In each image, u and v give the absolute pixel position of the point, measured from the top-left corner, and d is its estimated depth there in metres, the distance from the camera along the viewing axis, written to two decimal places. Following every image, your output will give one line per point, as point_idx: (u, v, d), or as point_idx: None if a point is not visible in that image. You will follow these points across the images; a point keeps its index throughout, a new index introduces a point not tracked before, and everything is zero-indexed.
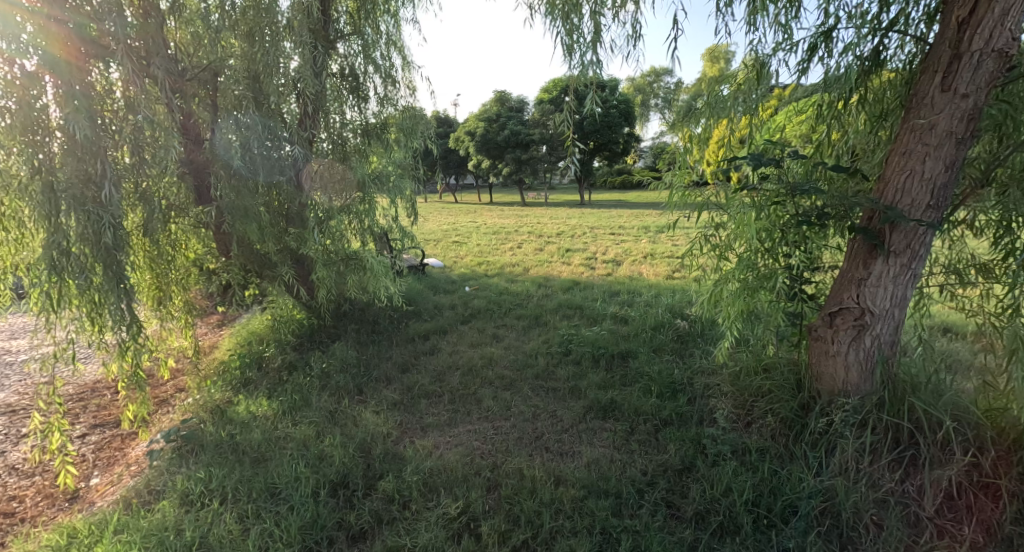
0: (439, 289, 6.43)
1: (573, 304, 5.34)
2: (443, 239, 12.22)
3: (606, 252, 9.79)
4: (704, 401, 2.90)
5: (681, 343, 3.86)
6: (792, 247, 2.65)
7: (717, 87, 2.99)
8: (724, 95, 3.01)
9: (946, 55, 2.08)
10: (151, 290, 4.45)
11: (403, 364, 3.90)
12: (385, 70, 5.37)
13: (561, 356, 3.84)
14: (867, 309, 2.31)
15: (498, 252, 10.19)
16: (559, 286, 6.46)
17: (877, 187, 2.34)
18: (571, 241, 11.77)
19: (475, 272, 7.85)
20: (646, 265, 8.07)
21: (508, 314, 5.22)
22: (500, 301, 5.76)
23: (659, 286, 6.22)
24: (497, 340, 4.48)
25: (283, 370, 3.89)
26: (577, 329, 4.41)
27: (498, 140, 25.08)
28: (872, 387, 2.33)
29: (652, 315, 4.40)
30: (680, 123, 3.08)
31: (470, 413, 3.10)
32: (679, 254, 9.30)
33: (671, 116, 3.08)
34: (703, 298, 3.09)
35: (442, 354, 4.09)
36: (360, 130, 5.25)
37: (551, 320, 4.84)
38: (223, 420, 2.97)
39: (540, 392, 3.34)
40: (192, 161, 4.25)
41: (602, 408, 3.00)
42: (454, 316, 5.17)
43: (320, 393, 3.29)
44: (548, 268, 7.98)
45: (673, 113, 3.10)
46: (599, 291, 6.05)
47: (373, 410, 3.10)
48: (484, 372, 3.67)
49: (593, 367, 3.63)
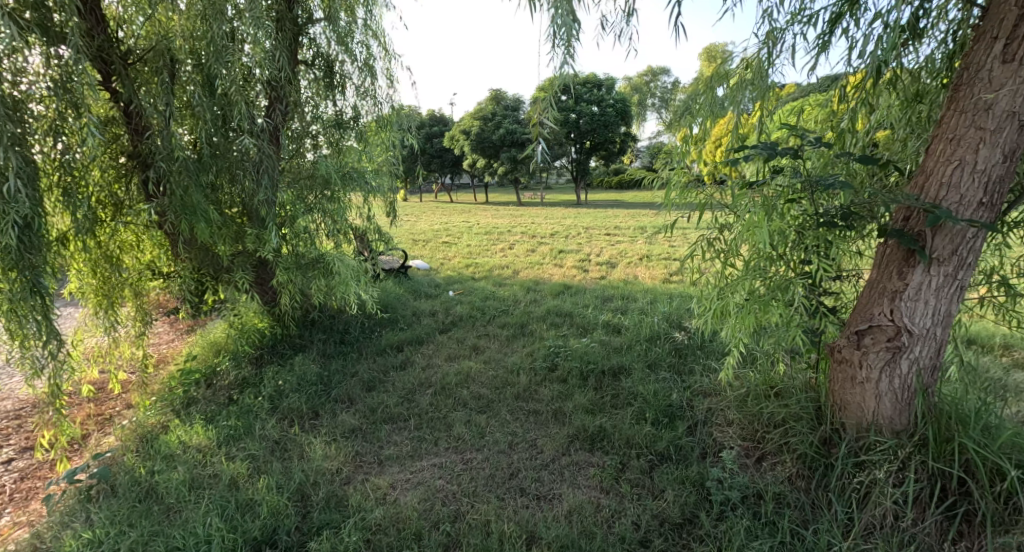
0: (420, 293, 6.03)
1: (563, 311, 4.94)
2: (433, 240, 11.81)
3: (600, 254, 9.38)
4: (708, 430, 2.50)
5: (679, 357, 3.46)
6: (812, 252, 2.26)
7: (712, 88, 2.60)
8: (720, 96, 2.62)
9: (1010, 17, 1.70)
10: (95, 295, 4.03)
11: (370, 382, 3.49)
12: (362, 59, 4.96)
13: (545, 371, 3.44)
14: (904, 328, 1.91)
15: (488, 253, 9.76)
16: (549, 290, 6.05)
17: (914, 181, 1.95)
18: (565, 241, 11.39)
19: (461, 274, 7.43)
20: (642, 268, 7.68)
21: (492, 322, 4.81)
22: (485, 307, 5.35)
23: (655, 291, 5.82)
24: (476, 352, 4.07)
25: (234, 389, 3.47)
26: (565, 340, 4.01)
27: (493, 139, 24.69)
28: (909, 422, 1.94)
29: (646, 326, 4.00)
30: (677, 124, 2.69)
31: (438, 442, 2.70)
32: (678, 255, 8.92)
33: (668, 117, 2.75)
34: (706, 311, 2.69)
35: (413, 370, 3.69)
36: (333, 124, 4.89)
37: (538, 330, 4.43)
38: (147, 453, 2.57)
39: (520, 415, 2.94)
40: (136, 155, 3.83)
41: (588, 437, 2.60)
42: (433, 325, 4.75)
43: (267, 418, 2.89)
44: (538, 271, 7.58)
45: (672, 113, 2.78)
46: (591, 296, 5.65)
47: (325, 439, 2.70)
48: (458, 391, 3.27)
49: (581, 385, 3.23)
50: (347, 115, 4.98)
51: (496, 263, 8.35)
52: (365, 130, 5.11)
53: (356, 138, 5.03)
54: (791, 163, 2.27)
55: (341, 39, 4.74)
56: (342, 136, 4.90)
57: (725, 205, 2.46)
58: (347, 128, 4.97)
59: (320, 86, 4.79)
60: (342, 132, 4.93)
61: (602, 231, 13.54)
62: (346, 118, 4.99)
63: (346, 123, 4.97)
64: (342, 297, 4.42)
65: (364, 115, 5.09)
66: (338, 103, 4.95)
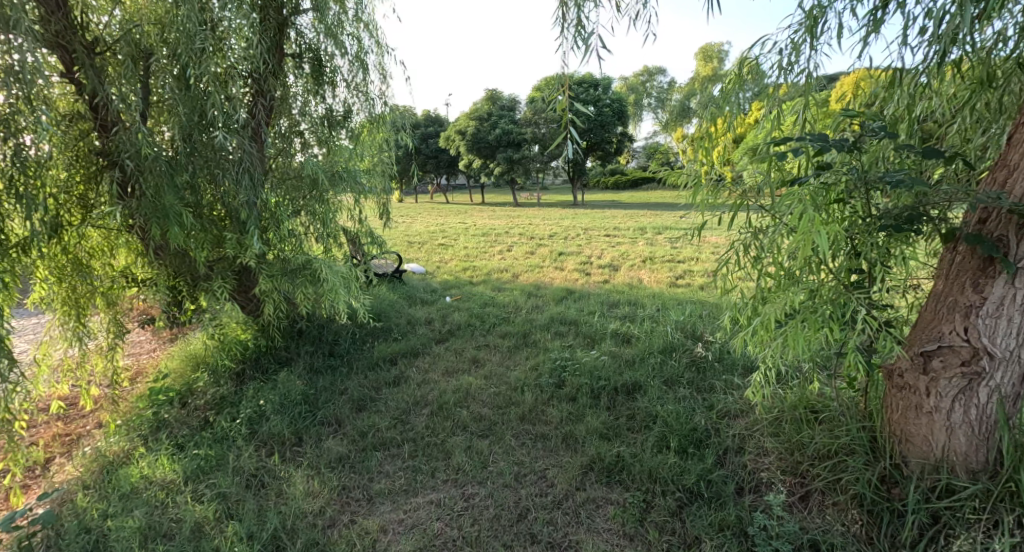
0: (416, 299, 5.73)
1: (567, 319, 4.65)
2: (429, 242, 11.50)
3: (601, 256, 9.09)
4: (742, 461, 2.22)
5: (699, 373, 3.17)
6: (864, 261, 1.98)
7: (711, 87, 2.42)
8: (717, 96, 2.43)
9: None
10: (61, 305, 3.71)
11: (360, 401, 3.19)
12: (354, 53, 4.66)
13: (552, 388, 3.15)
14: (983, 351, 1.63)
15: (485, 255, 9.46)
16: (551, 295, 5.75)
17: (990, 177, 1.68)
18: (564, 243, 11.10)
19: (458, 279, 7.12)
20: (647, 270, 7.43)
21: (492, 331, 4.53)
22: (484, 314, 5.05)
23: (662, 297, 5.53)
24: (477, 366, 3.75)
25: (210, 409, 3.15)
26: (572, 352, 3.73)
27: (489, 139, 24.42)
28: (988, 460, 1.67)
29: (660, 338, 3.70)
30: (674, 124, 2.50)
31: (436, 473, 2.41)
32: (682, 258, 8.67)
33: (663, 117, 2.51)
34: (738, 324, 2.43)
35: (408, 386, 3.39)
36: (323, 121, 4.59)
37: (542, 340, 4.13)
38: (105, 491, 2.26)
39: (526, 440, 2.65)
40: (102, 152, 3.50)
41: (605, 468, 2.31)
42: (429, 335, 4.46)
43: (244, 447, 2.58)
44: (538, 275, 7.27)
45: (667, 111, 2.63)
46: (595, 302, 5.38)
47: (309, 471, 2.40)
48: (457, 411, 2.98)
49: (593, 404, 2.93)
50: (337, 111, 4.68)
51: (495, 266, 8.07)
52: (356, 128, 4.80)
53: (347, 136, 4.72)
54: (842, 158, 1.97)
55: (330, 31, 4.43)
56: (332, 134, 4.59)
57: (764, 205, 2.17)
58: (337, 125, 4.67)
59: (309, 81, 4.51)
60: (331, 129, 4.62)
61: (601, 232, 13.26)
62: (336, 115, 4.69)
63: (336, 120, 4.67)
64: (331, 306, 4.11)
65: (355, 113, 4.80)
66: (327, 99, 4.65)
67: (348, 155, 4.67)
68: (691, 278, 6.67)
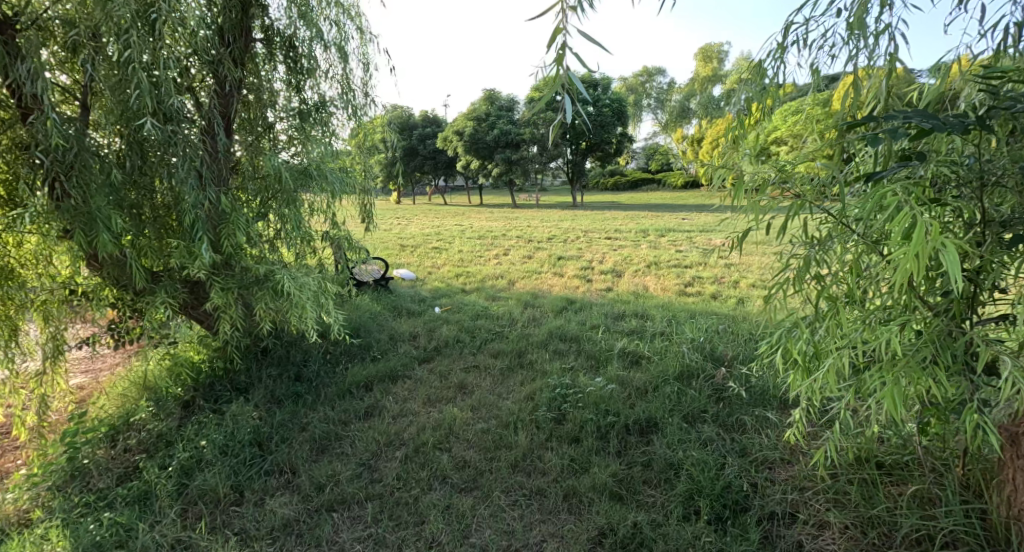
0: (402, 310, 5.23)
1: (568, 335, 4.14)
2: (422, 245, 11.02)
3: (602, 260, 8.60)
4: (795, 538, 1.74)
5: (724, 406, 2.67)
6: (974, 285, 1.47)
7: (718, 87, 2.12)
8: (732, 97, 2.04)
9: None
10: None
11: (322, 441, 2.69)
12: (333, 40, 4.17)
13: (551, 426, 2.64)
14: None
15: (481, 260, 8.94)
16: (551, 306, 5.25)
17: None
18: (564, 246, 10.62)
19: (450, 286, 6.61)
20: (652, 277, 6.95)
21: (484, 348, 4.03)
22: (475, 328, 4.54)
23: (672, 308, 5.04)
24: (464, 394, 3.25)
25: (142, 451, 2.63)
26: (574, 378, 3.23)
27: (487, 140, 23.91)
28: None
29: (676, 361, 3.19)
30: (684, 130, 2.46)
31: (405, 547, 1.93)
32: (689, 262, 8.20)
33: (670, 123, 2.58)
34: (789, 360, 1.88)
35: (382, 420, 2.89)
36: (298, 115, 4.09)
37: (539, 361, 3.62)
38: None
39: (518, 498, 2.16)
40: (19, 145, 2.94)
41: (617, 544, 1.83)
42: (412, 354, 3.96)
43: (169, 512, 2.09)
44: (536, 281, 6.77)
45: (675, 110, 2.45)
46: (598, 314, 4.88)
47: (243, 547, 1.93)
48: (437, 455, 2.48)
49: (600, 448, 2.43)
50: (314, 104, 4.16)
51: (490, 271, 7.57)
52: (335, 124, 4.30)
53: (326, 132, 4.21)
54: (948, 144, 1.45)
55: (304, 14, 3.93)
56: (308, 129, 4.07)
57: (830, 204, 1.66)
58: (314, 120, 4.15)
59: (283, 71, 4.05)
60: (306, 124, 4.11)
61: (601, 235, 12.81)
62: (313, 108, 4.17)
63: (313, 114, 4.16)
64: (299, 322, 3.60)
65: (333, 106, 4.29)
66: (301, 90, 4.14)
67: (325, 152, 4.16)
68: (700, 286, 6.19)
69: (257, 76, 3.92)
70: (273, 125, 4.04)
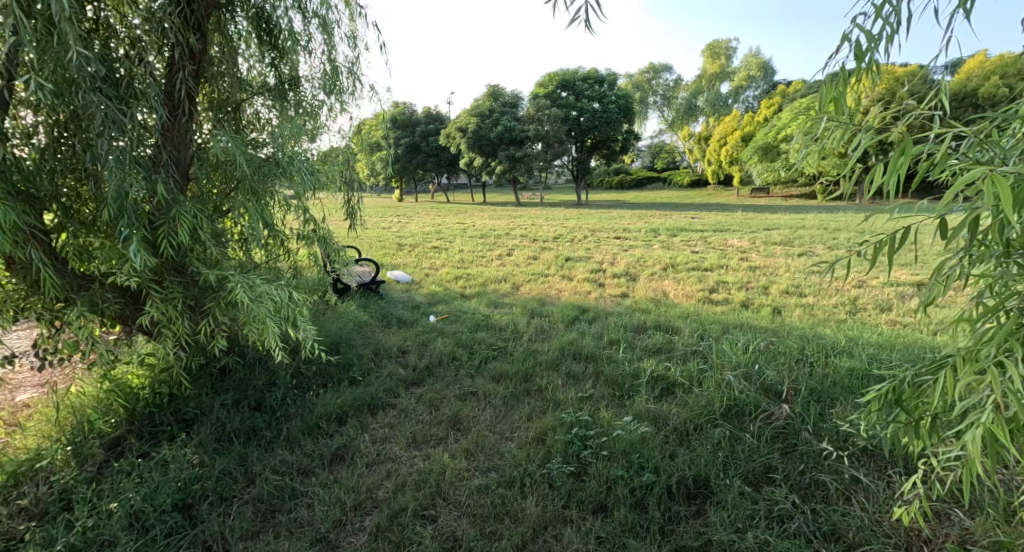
0: (392, 319, 4.63)
1: (583, 354, 3.53)
2: (421, 244, 10.41)
3: (613, 263, 7.95)
4: None
5: (792, 462, 2.06)
6: None
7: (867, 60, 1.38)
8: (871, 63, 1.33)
9: None
10: None
11: (275, 501, 2.10)
12: (315, 11, 3.54)
13: (569, 486, 2.05)
14: None
15: (483, 261, 8.30)
16: (560, 315, 4.63)
17: None
18: (571, 246, 9.98)
19: (448, 290, 5.98)
20: (671, 281, 6.33)
21: (484, 368, 3.42)
22: (474, 342, 3.93)
23: (699, 318, 4.42)
24: (458, 432, 2.64)
25: (39, 516, 2.03)
26: (594, 413, 2.62)
27: (491, 137, 23.23)
28: None
29: (721, 393, 2.57)
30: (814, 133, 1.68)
31: None
32: (708, 264, 7.56)
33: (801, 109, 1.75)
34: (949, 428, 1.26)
35: (353, 469, 2.30)
36: (278, 98, 3.54)
37: (549, 387, 3.02)
38: None
39: None
40: None
41: None
42: (399, 375, 3.37)
43: None
44: (543, 285, 6.15)
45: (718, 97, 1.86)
46: (616, 326, 4.27)
47: None
48: (420, 530, 1.89)
49: (634, 523, 1.85)
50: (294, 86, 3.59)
51: (492, 274, 6.95)
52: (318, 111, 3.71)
53: (308, 119, 3.60)
54: None
55: None
56: (284, 115, 3.48)
57: None
58: (296, 105, 3.58)
59: (258, 46, 3.52)
60: (286, 109, 3.53)
61: (609, 234, 12.14)
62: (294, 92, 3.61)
63: (293, 99, 3.59)
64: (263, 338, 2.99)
65: (313, 89, 3.70)
66: (277, 68, 3.58)
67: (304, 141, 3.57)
68: (726, 293, 5.56)
69: (224, 48, 3.38)
70: (254, 111, 3.56)
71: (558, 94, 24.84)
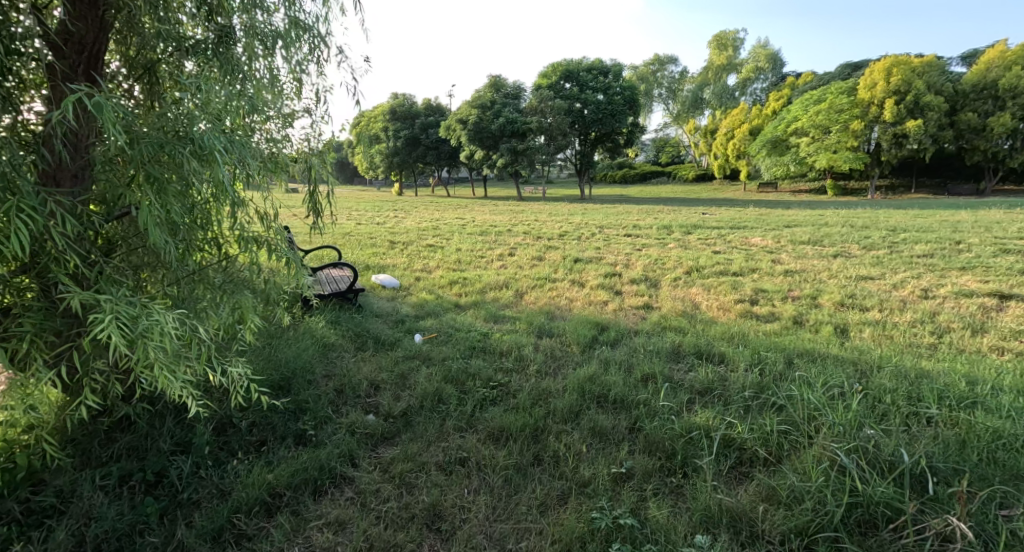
0: (367, 339, 3.75)
1: (610, 397, 2.67)
2: (415, 243, 9.50)
3: (629, 265, 7.02)
4: None
5: None
6: None
7: None
8: None
9: None
10: None
11: None
12: None
13: None
14: None
15: (481, 262, 7.41)
16: (574, 335, 3.75)
17: None
18: (577, 246, 9.10)
19: (439, 299, 5.09)
20: (699, 288, 5.46)
21: (478, 418, 2.56)
22: (466, 375, 3.07)
23: (749, 342, 3.54)
24: (440, 537, 1.80)
25: None
26: (643, 512, 1.79)
27: (492, 129, 22.27)
28: None
29: (835, 487, 1.73)
30: None
31: None
32: (736, 267, 6.68)
33: None
34: None
35: None
36: (211, 60, 2.36)
37: (570, 456, 2.17)
38: None
39: None
40: None
41: None
42: (364, 426, 2.51)
43: None
44: (551, 293, 5.28)
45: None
46: (646, 351, 3.39)
47: None
48: None
49: None
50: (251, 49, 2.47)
51: (492, 278, 6.08)
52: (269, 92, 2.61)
53: (257, 98, 2.48)
54: None
55: None
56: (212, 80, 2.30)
57: None
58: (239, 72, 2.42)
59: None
60: (227, 77, 2.37)
61: (619, 232, 11.21)
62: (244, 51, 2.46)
63: (237, 63, 2.42)
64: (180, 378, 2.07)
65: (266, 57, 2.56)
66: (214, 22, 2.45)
67: (243, 119, 2.45)
68: (768, 305, 4.69)
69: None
70: (175, 69, 2.34)
71: (560, 84, 23.89)
